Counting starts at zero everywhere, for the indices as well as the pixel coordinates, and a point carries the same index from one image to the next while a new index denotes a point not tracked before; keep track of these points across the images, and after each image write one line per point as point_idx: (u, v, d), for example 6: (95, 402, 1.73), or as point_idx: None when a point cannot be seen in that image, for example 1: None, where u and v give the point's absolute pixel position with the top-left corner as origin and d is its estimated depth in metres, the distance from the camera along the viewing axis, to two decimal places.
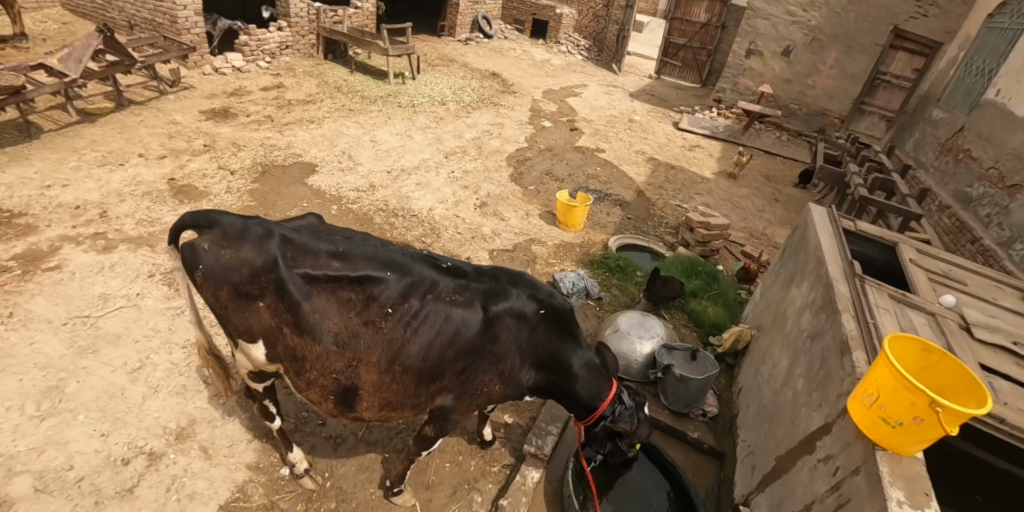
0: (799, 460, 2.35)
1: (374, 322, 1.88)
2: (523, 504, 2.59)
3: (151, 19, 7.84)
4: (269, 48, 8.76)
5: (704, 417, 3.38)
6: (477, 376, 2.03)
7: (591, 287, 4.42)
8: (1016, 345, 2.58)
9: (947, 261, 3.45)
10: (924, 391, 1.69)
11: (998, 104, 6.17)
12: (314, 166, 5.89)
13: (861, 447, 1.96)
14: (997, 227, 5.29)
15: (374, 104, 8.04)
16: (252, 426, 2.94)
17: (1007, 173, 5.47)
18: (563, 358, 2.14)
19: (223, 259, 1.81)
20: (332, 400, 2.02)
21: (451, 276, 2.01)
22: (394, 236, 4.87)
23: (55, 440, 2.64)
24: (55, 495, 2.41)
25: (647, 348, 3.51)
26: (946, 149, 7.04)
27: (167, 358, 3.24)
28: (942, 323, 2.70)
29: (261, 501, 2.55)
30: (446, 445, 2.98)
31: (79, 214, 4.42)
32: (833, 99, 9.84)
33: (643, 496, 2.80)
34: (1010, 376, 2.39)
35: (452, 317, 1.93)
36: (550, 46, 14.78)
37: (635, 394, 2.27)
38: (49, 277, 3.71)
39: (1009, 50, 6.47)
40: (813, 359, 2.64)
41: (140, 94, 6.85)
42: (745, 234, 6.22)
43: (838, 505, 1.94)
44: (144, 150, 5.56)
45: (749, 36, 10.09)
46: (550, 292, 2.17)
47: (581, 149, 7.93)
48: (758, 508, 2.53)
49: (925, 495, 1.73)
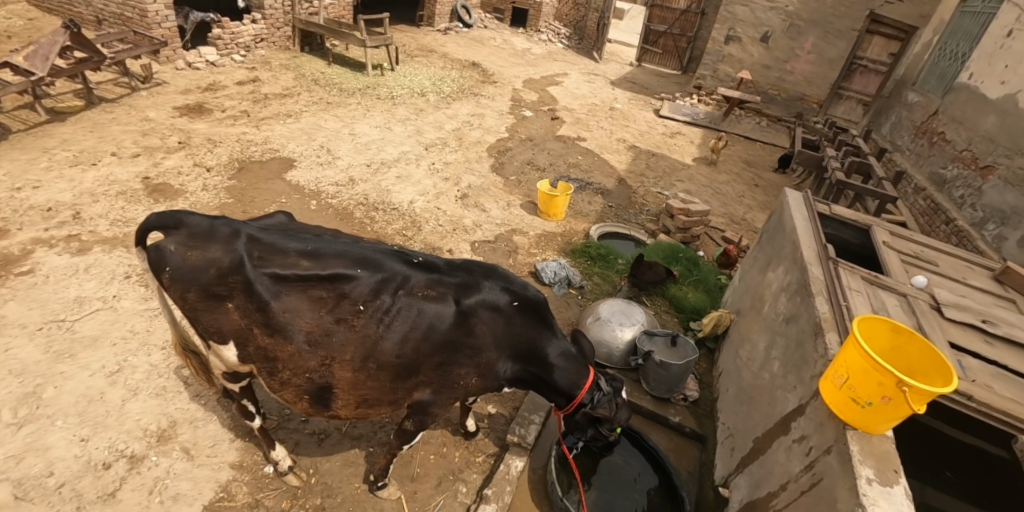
0: (775, 441, 2.37)
1: (346, 320, 1.86)
2: (507, 492, 2.63)
3: (120, 13, 7.60)
4: (243, 41, 8.56)
5: (685, 401, 3.43)
6: (454, 369, 2.02)
7: (572, 276, 4.46)
8: (985, 323, 2.67)
9: (919, 242, 3.52)
10: (890, 371, 1.69)
11: (971, 87, 6.29)
12: (292, 161, 5.81)
13: (834, 427, 1.98)
14: (971, 208, 5.41)
15: (353, 96, 7.93)
16: (234, 425, 2.91)
17: (980, 155, 5.59)
18: (540, 349, 2.17)
19: (191, 259, 1.84)
20: (307, 399, 2.00)
21: (423, 271, 2.01)
22: (375, 230, 4.84)
23: (34, 447, 2.60)
24: (36, 502, 2.39)
25: (628, 335, 3.55)
26: (922, 132, 7.17)
27: (146, 360, 3.19)
28: (914, 304, 2.76)
29: (246, 499, 2.55)
30: (430, 437, 3.00)
31: (52, 216, 4.31)
32: (811, 84, 9.94)
33: (626, 480, 2.84)
34: (981, 354, 2.47)
35: (425, 311, 1.93)
36: (531, 35, 14.67)
37: (612, 380, 2.33)
38: (22, 281, 3.62)
39: (981, 34, 6.59)
40: (789, 341, 2.67)
41: (111, 92, 6.66)
42: (725, 220, 6.30)
43: (812, 484, 1.96)
44: (117, 148, 5.42)
45: (728, 22, 10.14)
46: (523, 284, 2.18)
47: (563, 139, 7.93)
48: (737, 488, 2.55)
49: (894, 473, 1.77)
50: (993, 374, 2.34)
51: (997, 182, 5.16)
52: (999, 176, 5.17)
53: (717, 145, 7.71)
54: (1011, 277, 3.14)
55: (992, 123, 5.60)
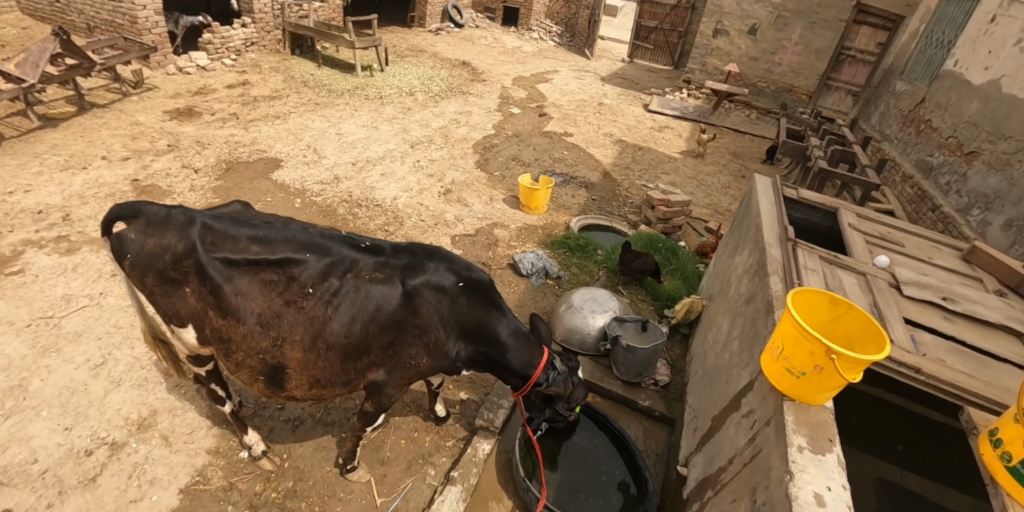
0: (728, 418, 2.29)
1: (295, 301, 2.12)
2: (473, 474, 2.70)
3: (111, 20, 7.72)
4: (234, 45, 8.67)
5: (656, 385, 3.47)
6: (404, 349, 2.27)
7: (550, 266, 4.55)
8: (946, 300, 2.48)
9: (888, 224, 3.38)
10: (819, 340, 1.62)
11: (956, 74, 6.28)
12: (278, 161, 5.90)
13: (775, 398, 1.90)
14: (956, 194, 5.37)
15: (342, 97, 8.03)
16: (212, 413, 3.00)
17: (965, 141, 5.56)
18: (489, 329, 2.39)
19: (148, 246, 2.10)
20: (261, 380, 2.27)
21: (371, 254, 2.24)
22: (358, 226, 4.93)
23: (17, 437, 2.69)
24: (19, 488, 2.48)
25: (600, 321, 3.62)
26: (909, 121, 7.15)
27: (129, 353, 3.29)
28: (873, 282, 2.61)
29: (220, 483, 2.63)
30: (401, 423, 3.08)
31: (42, 218, 4.42)
32: (799, 75, 9.95)
33: (590, 461, 2.90)
34: (937, 330, 2.30)
35: (372, 293, 2.17)
36: (522, 33, 14.75)
37: (567, 360, 2.50)
38: (11, 281, 3.72)
39: (964, 21, 6.59)
40: (746, 319, 2.71)
41: (102, 97, 6.78)
42: (709, 211, 6.34)
43: (752, 456, 1.87)
44: (106, 152, 5.53)
45: (716, 15, 10.18)
46: (466, 265, 2.40)
47: (549, 134, 8.01)
48: (694, 466, 2.48)
49: (829, 441, 1.66)
50: (948, 349, 2.16)
51: (981, 167, 5.13)
52: (984, 161, 5.12)
53: (703, 137, 7.77)
54: (978, 256, 2.97)
55: (976, 109, 5.59)
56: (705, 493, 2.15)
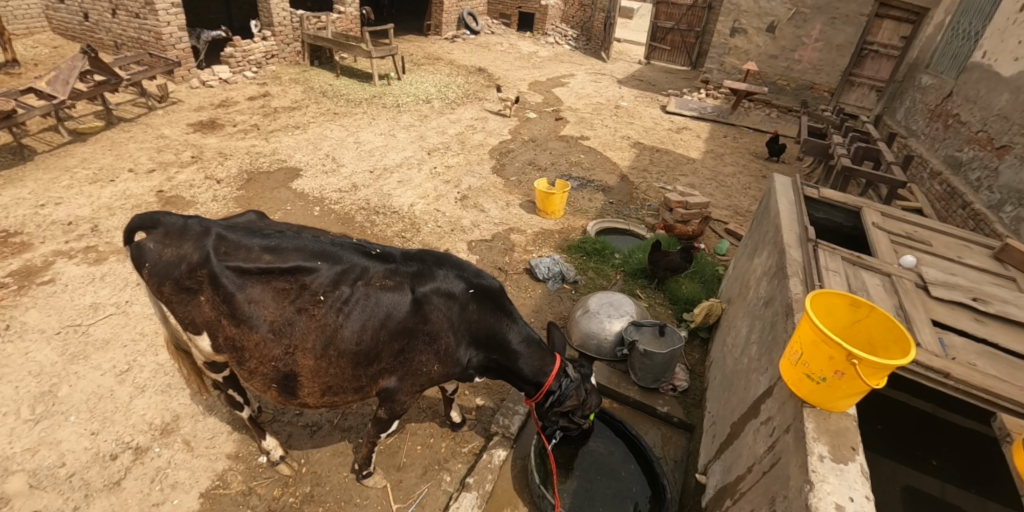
0: (747, 425, 2.23)
1: (307, 309, 2.14)
2: (488, 481, 2.68)
3: (137, 37, 8.01)
4: (254, 58, 8.91)
5: (674, 391, 3.41)
6: (414, 356, 2.28)
7: (567, 271, 4.50)
8: (977, 301, 2.36)
9: (913, 223, 3.25)
10: (840, 344, 1.56)
11: (985, 66, 6.01)
12: (298, 171, 6.00)
13: (794, 405, 1.83)
14: (987, 190, 5.13)
15: (359, 106, 8.17)
16: (232, 418, 3.05)
17: (995, 134, 5.31)
18: (499, 334, 2.41)
19: (166, 254, 2.18)
20: (275, 388, 2.31)
21: (381, 261, 2.27)
22: (375, 233, 4.98)
23: (47, 440, 2.79)
24: (47, 490, 2.56)
25: (616, 326, 3.58)
26: (936, 115, 6.89)
27: (154, 359, 3.37)
28: (898, 283, 2.51)
29: (239, 487, 2.67)
30: (417, 428, 3.10)
31: (71, 229, 4.58)
32: (820, 72, 9.75)
33: (608, 468, 2.85)
34: (967, 332, 2.19)
35: (383, 300, 2.18)
36: (537, 39, 14.83)
37: (582, 366, 2.47)
38: (43, 290, 3.87)
39: (992, 11, 6.31)
40: (766, 323, 2.63)
41: (129, 111, 7.05)
42: (729, 212, 6.20)
43: (771, 465, 1.80)
44: (133, 165, 5.72)
45: (733, 14, 10.03)
46: (476, 272, 2.44)
47: (565, 138, 7.99)
48: (714, 474, 2.40)
49: (851, 450, 1.60)
50: (978, 352, 2.07)
51: (1013, 161, 4.89)
52: (1015, 155, 4.89)
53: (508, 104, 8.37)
54: (1010, 254, 2.83)
55: (1006, 102, 5.34)
56: (724, 501, 2.09)
